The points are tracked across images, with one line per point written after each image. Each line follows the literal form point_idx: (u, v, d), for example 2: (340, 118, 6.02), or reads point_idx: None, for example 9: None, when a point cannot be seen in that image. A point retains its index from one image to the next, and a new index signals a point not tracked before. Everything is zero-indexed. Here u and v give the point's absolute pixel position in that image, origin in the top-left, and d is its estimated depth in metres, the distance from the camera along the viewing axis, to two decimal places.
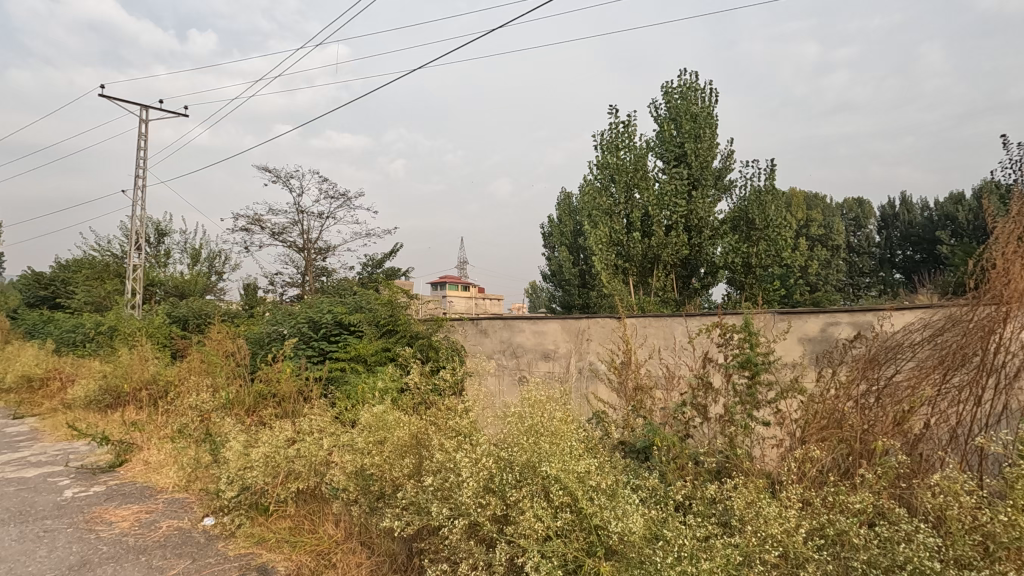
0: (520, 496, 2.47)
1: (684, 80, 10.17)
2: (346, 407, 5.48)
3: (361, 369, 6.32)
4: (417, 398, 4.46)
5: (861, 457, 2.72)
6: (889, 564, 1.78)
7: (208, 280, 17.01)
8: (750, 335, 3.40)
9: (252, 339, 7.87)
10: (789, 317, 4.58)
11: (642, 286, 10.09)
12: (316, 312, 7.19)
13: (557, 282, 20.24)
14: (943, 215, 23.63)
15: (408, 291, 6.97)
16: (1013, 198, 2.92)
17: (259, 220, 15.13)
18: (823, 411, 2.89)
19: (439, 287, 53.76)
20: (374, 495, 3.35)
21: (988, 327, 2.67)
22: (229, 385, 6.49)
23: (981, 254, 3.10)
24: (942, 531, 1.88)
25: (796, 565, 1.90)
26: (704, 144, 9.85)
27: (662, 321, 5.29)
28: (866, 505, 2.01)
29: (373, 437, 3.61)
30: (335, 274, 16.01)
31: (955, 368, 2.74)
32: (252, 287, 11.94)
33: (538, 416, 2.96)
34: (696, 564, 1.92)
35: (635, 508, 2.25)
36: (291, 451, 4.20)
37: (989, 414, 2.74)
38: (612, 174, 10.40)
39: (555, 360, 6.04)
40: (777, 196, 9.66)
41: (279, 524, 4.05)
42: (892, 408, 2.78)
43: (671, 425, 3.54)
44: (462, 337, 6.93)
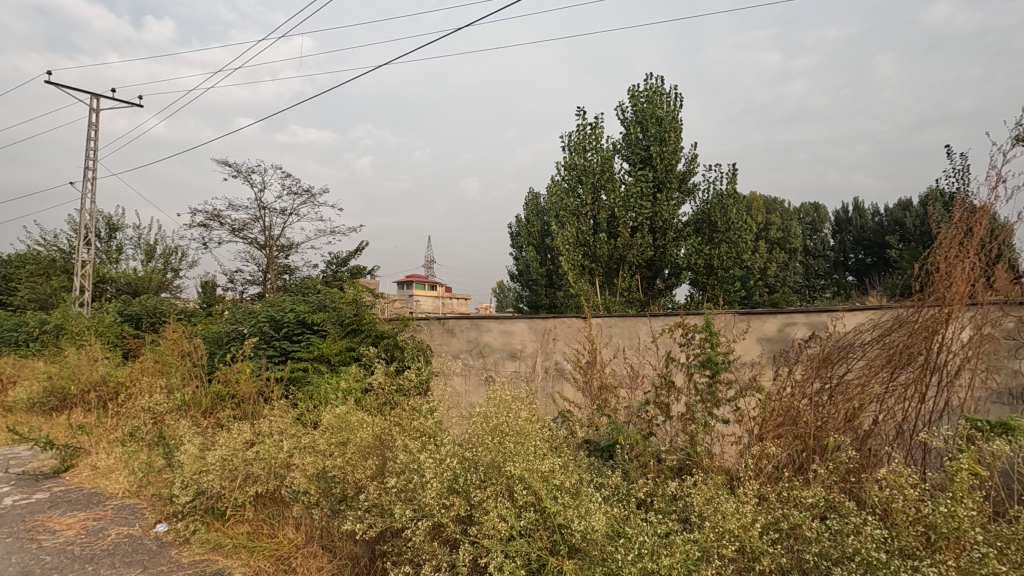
0: (484, 496, 2.46)
1: (649, 84, 10.32)
2: (309, 408, 5.36)
3: (324, 369, 6.21)
4: (382, 398, 4.42)
5: (814, 453, 2.82)
6: (839, 555, 1.83)
7: (164, 278, 16.39)
8: (711, 335, 3.47)
9: (210, 338, 7.62)
10: (748, 317, 4.71)
11: (608, 286, 10.28)
12: (278, 311, 7.03)
13: (525, 282, 20.29)
14: (893, 220, 24.79)
15: (374, 290, 6.77)
16: (953, 205, 3.07)
17: (218, 215, 14.63)
18: (779, 409, 2.99)
19: (406, 286, 53.17)
20: (336, 498, 3.27)
21: (932, 327, 2.82)
22: (185, 386, 6.27)
23: (924, 258, 3.26)
24: (889, 523, 1.95)
25: (752, 559, 1.95)
26: (668, 147, 10.01)
27: (627, 320, 5.37)
28: (818, 499, 2.08)
29: (335, 439, 3.55)
30: (297, 272, 15.61)
31: (901, 367, 2.87)
32: (210, 284, 11.55)
33: (503, 416, 2.96)
34: (655, 560, 1.95)
35: (597, 506, 2.27)
36: (250, 453, 4.08)
37: (932, 411, 2.88)
38: (579, 175, 10.50)
39: (521, 360, 6.06)
40: (739, 199, 9.93)
41: (237, 530, 3.93)
42: (844, 405, 2.89)
43: (635, 424, 3.59)
44: (428, 336, 6.85)
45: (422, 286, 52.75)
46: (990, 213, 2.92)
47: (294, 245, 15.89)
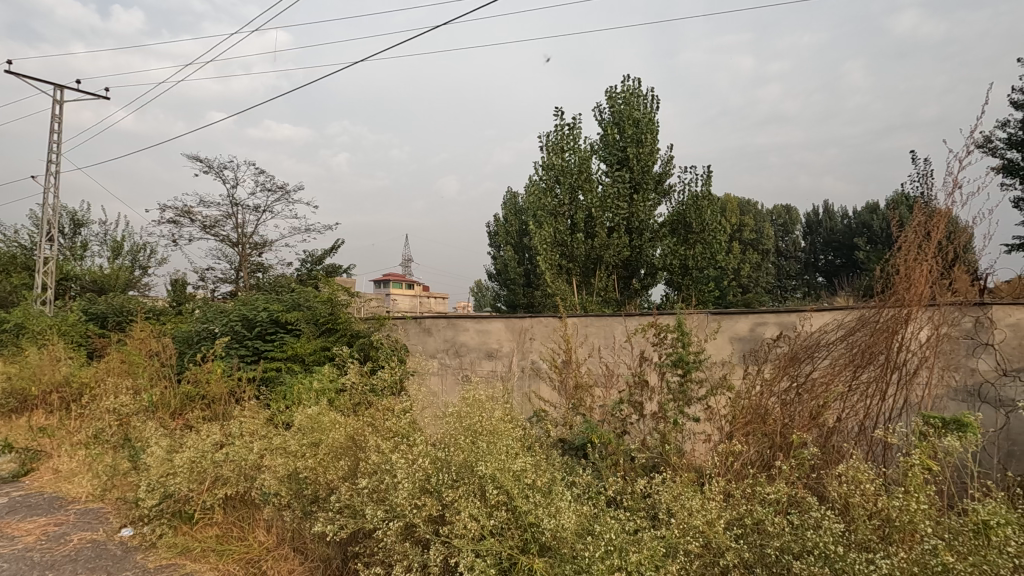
0: (456, 495, 2.46)
1: (627, 85, 10.40)
2: (281, 409, 5.28)
3: (297, 369, 6.12)
4: (356, 398, 4.40)
5: (780, 450, 2.89)
6: (800, 549, 1.88)
7: (132, 275, 15.93)
8: (683, 335, 3.53)
9: (180, 337, 7.43)
10: (720, 317, 4.80)
11: (584, 286, 10.38)
12: (251, 310, 6.91)
13: (502, 281, 20.32)
14: (860, 223, 25.66)
15: (349, 289, 6.67)
16: (915, 209, 3.18)
17: (189, 212, 14.26)
18: (748, 407, 3.07)
19: (383, 284, 52.61)
20: (308, 499, 3.23)
21: (892, 327, 2.93)
22: (152, 388, 6.11)
23: (886, 261, 3.36)
24: (847, 517, 2.02)
25: (717, 555, 2.00)
26: (645, 149, 10.11)
27: (603, 320, 5.42)
28: (781, 495, 2.14)
29: (307, 439, 3.52)
30: (271, 271, 15.32)
31: (864, 366, 2.97)
32: (180, 282, 11.26)
33: (478, 415, 2.98)
34: (623, 556, 1.99)
35: (568, 504, 2.29)
36: (219, 455, 4.00)
37: (892, 408, 2.99)
38: (557, 175, 10.54)
39: (498, 359, 6.07)
40: (713, 201, 10.08)
41: (206, 533, 3.86)
42: (809, 403, 2.97)
43: (609, 422, 3.63)
44: (404, 335, 6.80)
45: (399, 286, 52.33)
46: (947, 217, 3.03)
47: (268, 242, 15.58)
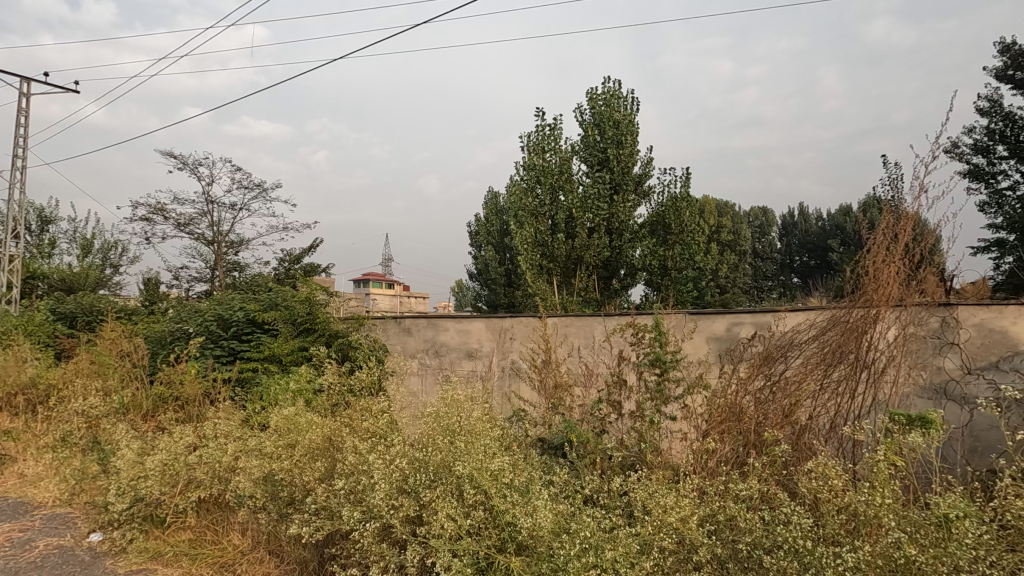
0: (434, 496, 2.45)
1: (607, 86, 10.46)
2: (257, 410, 5.21)
3: (274, 369, 6.03)
4: (334, 399, 4.36)
5: (754, 448, 2.95)
6: (770, 544, 1.92)
7: (102, 273, 15.51)
8: (660, 335, 3.57)
9: (152, 337, 7.26)
10: (697, 317, 4.87)
11: (565, 286, 10.45)
12: (226, 309, 6.80)
13: (483, 281, 20.29)
14: (834, 225, 26.66)
15: (328, 288, 6.58)
16: (885, 211, 3.27)
17: (162, 209, 13.92)
18: (724, 406, 3.12)
19: (363, 283, 52.07)
20: (284, 501, 3.19)
21: (862, 327, 3.00)
22: (123, 389, 5.97)
23: (857, 261, 3.44)
24: (816, 513, 2.07)
25: (690, 552, 2.03)
26: (625, 150, 10.20)
27: (583, 320, 5.46)
28: (753, 492, 2.19)
29: (283, 441, 3.48)
30: (248, 270, 15.06)
31: (834, 364, 3.05)
32: (153, 282, 11.02)
33: (456, 416, 2.98)
34: (599, 554, 2.01)
35: (545, 503, 2.30)
36: (193, 457, 3.93)
37: (862, 406, 3.07)
38: (538, 176, 10.56)
39: (478, 359, 6.07)
40: (692, 202, 10.20)
41: (178, 537, 3.78)
42: (782, 402, 3.03)
43: (588, 422, 3.65)
44: (384, 335, 6.75)
45: (379, 286, 51.85)
46: (915, 220, 3.12)
47: (245, 240, 15.32)
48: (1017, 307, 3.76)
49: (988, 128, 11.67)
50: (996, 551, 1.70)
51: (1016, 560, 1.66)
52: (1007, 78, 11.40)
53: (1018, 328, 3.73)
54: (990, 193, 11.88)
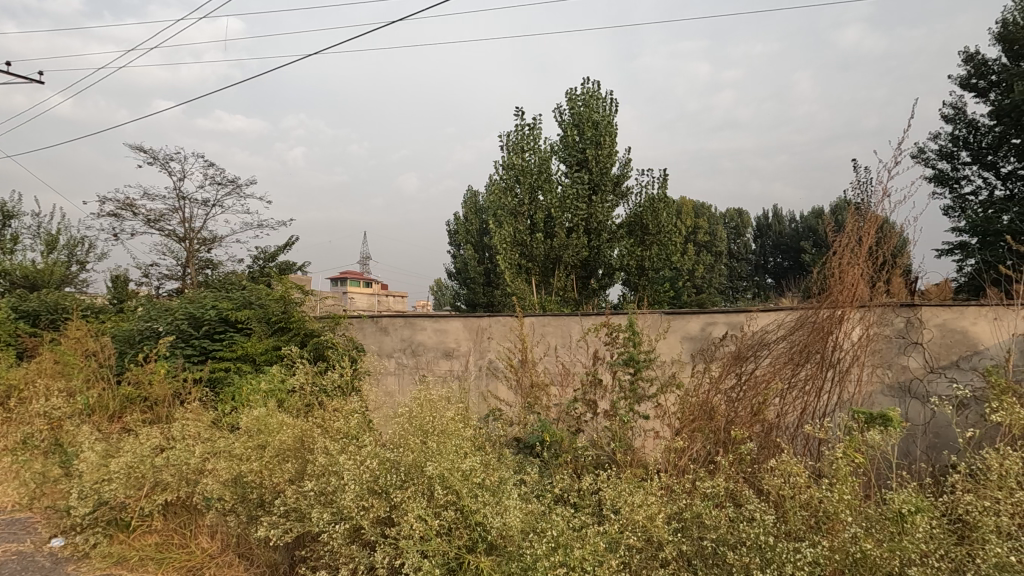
0: (405, 496, 2.44)
1: (586, 87, 10.51)
2: (228, 410, 5.13)
3: (247, 369, 5.92)
4: (307, 399, 4.31)
5: (723, 446, 3.01)
6: (734, 540, 1.97)
7: (68, 271, 15.01)
8: (634, 335, 3.61)
9: (119, 336, 7.05)
10: (671, 317, 4.94)
11: (544, 286, 10.49)
12: (197, 308, 6.64)
13: (462, 280, 20.23)
14: (807, 227, 27.31)
15: (304, 287, 6.43)
16: (850, 214, 3.35)
17: (131, 204, 13.53)
18: (696, 405, 3.17)
19: (340, 282, 51.57)
20: (254, 503, 3.13)
21: (827, 328, 3.08)
22: (88, 390, 5.79)
23: (824, 263, 3.52)
24: (780, 511, 2.11)
25: (657, 550, 2.06)
26: (603, 151, 10.27)
27: (559, 320, 5.49)
28: (719, 489, 2.23)
29: (253, 442, 3.42)
30: (221, 267, 14.76)
31: (801, 364, 3.12)
32: (122, 278, 10.72)
33: (428, 415, 2.99)
34: (567, 551, 2.04)
35: (515, 503, 2.31)
36: (159, 460, 3.83)
37: (827, 403, 3.14)
38: (517, 175, 10.57)
39: (455, 359, 6.06)
40: (669, 203, 10.29)
41: (144, 541, 3.69)
42: (751, 401, 3.09)
43: (564, 421, 3.68)
44: (360, 335, 6.68)
45: (356, 284, 51.37)
46: (878, 222, 3.20)
47: (217, 237, 14.98)
48: (977, 308, 3.88)
49: (952, 134, 12.04)
50: (945, 544, 1.77)
51: (965, 552, 1.73)
52: (971, 86, 11.78)
53: (977, 328, 3.86)
54: (954, 198, 12.26)
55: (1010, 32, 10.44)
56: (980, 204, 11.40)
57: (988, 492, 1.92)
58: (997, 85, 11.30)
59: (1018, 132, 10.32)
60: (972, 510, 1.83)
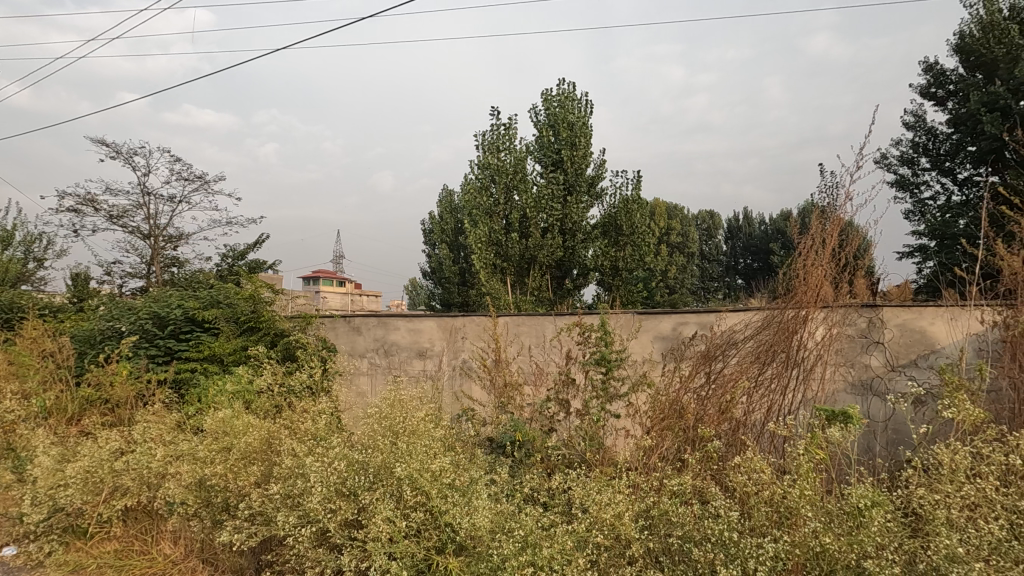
0: (373, 498, 2.42)
1: (562, 88, 10.54)
2: (193, 412, 4.99)
3: (214, 370, 5.77)
4: (276, 401, 4.22)
5: (692, 443, 3.06)
6: (700, 537, 2.00)
7: (24, 268, 14.40)
8: (606, 335, 3.62)
9: (79, 336, 6.79)
10: (643, 317, 5.00)
11: (518, 285, 10.51)
12: (162, 307, 6.44)
13: (436, 279, 20.13)
14: (776, 229, 27.89)
15: (274, 286, 6.29)
16: (814, 217, 3.43)
17: (93, 199, 13.05)
18: (667, 404, 3.21)
19: (312, 282, 50.77)
20: (218, 507, 3.05)
21: (792, 328, 3.16)
22: (45, 392, 5.57)
23: (790, 264, 3.60)
24: (745, 508, 2.15)
25: (624, 547, 2.09)
26: (579, 151, 10.32)
27: (534, 319, 5.50)
28: (686, 486, 2.27)
29: (217, 444, 3.33)
30: (187, 265, 14.37)
31: (767, 362, 3.19)
32: (82, 276, 10.34)
33: (399, 415, 2.97)
34: (535, 551, 2.05)
35: (484, 504, 2.31)
36: (119, 464, 3.69)
37: (791, 401, 3.22)
38: (492, 175, 10.56)
39: (428, 358, 6.03)
40: (642, 204, 10.39)
41: (103, 549, 3.56)
42: (719, 399, 3.14)
43: (537, 421, 3.68)
44: (332, 335, 6.57)
45: (329, 284, 50.68)
46: (840, 225, 3.29)
47: (184, 234, 14.57)
48: (934, 309, 4.02)
49: (913, 141, 12.47)
50: (899, 538, 1.83)
51: (917, 544, 1.79)
52: (930, 95, 12.22)
53: (935, 328, 4.01)
54: (914, 202, 12.69)
55: (966, 44, 10.85)
56: (938, 208, 11.83)
57: (940, 486, 1.99)
58: (955, 94, 11.75)
59: (973, 139, 10.75)
60: (925, 504, 1.90)
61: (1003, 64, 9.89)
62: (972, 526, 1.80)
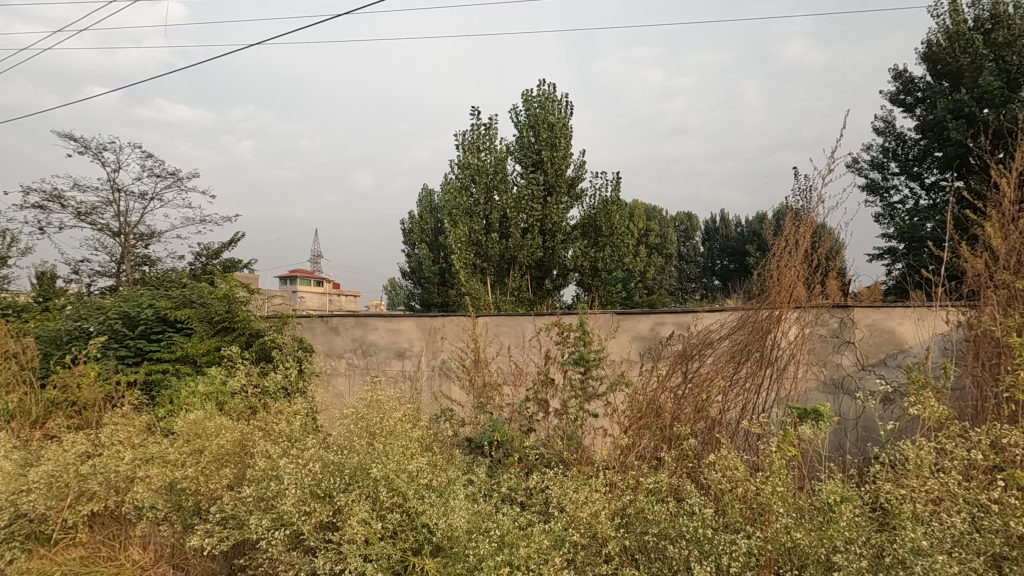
0: (348, 500, 2.38)
1: (543, 89, 10.57)
2: (164, 414, 4.87)
3: (187, 371, 5.64)
4: (250, 402, 4.14)
5: (668, 442, 3.09)
6: (675, 534, 2.02)
7: None
8: (584, 335, 3.63)
9: (44, 336, 6.57)
10: (622, 317, 5.04)
11: (498, 286, 10.51)
12: (133, 306, 6.27)
13: (416, 279, 20.03)
14: (752, 231, 28.33)
15: (249, 285, 6.18)
16: (788, 219, 3.50)
17: (60, 196, 12.65)
18: (644, 403, 3.24)
19: (289, 281, 50.07)
20: (189, 511, 2.98)
21: (766, 328, 3.22)
22: (8, 394, 5.37)
23: (764, 265, 3.66)
24: (719, 505, 2.18)
25: (600, 545, 2.10)
26: (559, 152, 10.36)
27: (513, 319, 5.50)
28: (662, 485, 2.29)
29: (188, 447, 3.25)
30: (159, 264, 14.02)
31: (742, 361, 3.24)
32: (48, 275, 10.01)
33: (377, 416, 2.94)
34: (512, 550, 2.05)
35: (461, 504, 2.29)
36: (85, 468, 3.58)
37: (766, 399, 3.27)
38: (472, 175, 10.53)
39: (407, 359, 5.99)
40: (621, 206, 10.48)
41: (67, 555, 3.44)
42: (695, 398, 3.18)
43: (516, 421, 3.68)
44: (309, 335, 6.47)
45: (307, 283, 50.06)
46: (812, 226, 3.35)
47: (156, 232, 14.22)
48: (903, 310, 4.14)
49: (883, 146, 12.80)
50: (868, 532, 1.87)
51: (885, 538, 1.84)
52: (899, 101, 12.56)
53: (903, 328, 4.12)
54: (884, 206, 13.04)
55: (933, 52, 11.18)
56: (906, 212, 12.18)
57: (906, 481, 2.05)
58: (922, 102, 12.10)
59: (939, 145, 11.09)
60: (892, 499, 1.95)
61: (968, 74, 10.23)
62: (936, 520, 1.86)
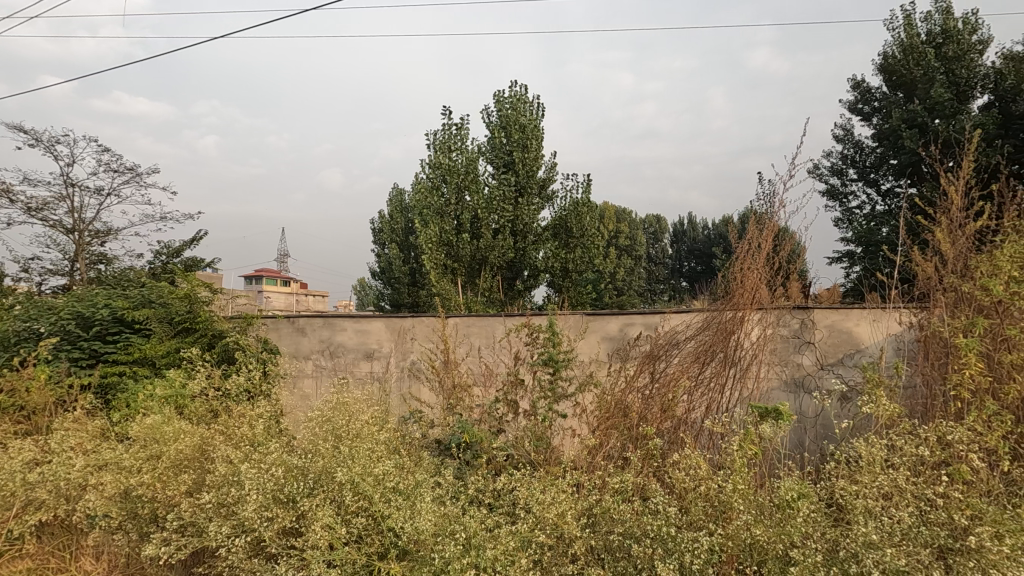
0: (312, 504, 2.35)
1: (514, 90, 10.59)
2: (120, 418, 4.70)
3: (145, 373, 5.45)
4: (211, 405, 4.02)
5: (635, 441, 3.13)
6: (640, 532, 2.05)
7: None
8: (554, 335, 3.65)
9: None
10: (591, 318, 5.09)
11: (469, 286, 10.46)
12: (87, 306, 6.03)
13: (386, 279, 19.81)
14: (718, 234, 28.88)
15: (212, 285, 6.00)
16: (751, 222, 3.58)
17: (8, 190, 12.07)
18: (612, 403, 3.27)
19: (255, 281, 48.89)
20: (145, 519, 2.88)
21: (730, 328, 3.29)
22: None
23: (728, 267, 3.74)
24: (682, 503, 2.22)
25: (566, 545, 2.11)
26: (530, 154, 10.38)
27: (484, 320, 5.49)
28: (627, 484, 2.32)
29: (145, 453, 3.14)
30: (116, 262, 13.51)
31: (707, 361, 3.32)
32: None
33: (343, 419, 2.90)
34: (479, 552, 2.05)
35: (428, 506, 2.28)
36: (33, 476, 3.42)
37: (729, 398, 3.35)
38: (443, 175, 10.48)
39: (376, 360, 5.92)
40: (592, 207, 10.58)
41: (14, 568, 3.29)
42: (661, 398, 3.23)
43: (486, 422, 3.67)
44: (275, 336, 6.32)
45: (273, 283, 48.96)
46: (774, 229, 3.45)
47: (112, 229, 13.70)
48: (860, 312, 4.29)
49: (842, 153, 13.27)
50: (823, 527, 1.94)
51: (838, 533, 1.90)
52: (857, 110, 13.04)
53: (860, 328, 4.27)
54: (843, 211, 13.52)
55: (888, 64, 11.65)
56: (864, 217, 12.65)
57: (859, 476, 2.13)
58: (878, 111, 12.59)
59: (894, 153, 11.56)
60: (845, 495, 2.03)
61: (920, 85, 10.70)
62: (886, 513, 1.93)
